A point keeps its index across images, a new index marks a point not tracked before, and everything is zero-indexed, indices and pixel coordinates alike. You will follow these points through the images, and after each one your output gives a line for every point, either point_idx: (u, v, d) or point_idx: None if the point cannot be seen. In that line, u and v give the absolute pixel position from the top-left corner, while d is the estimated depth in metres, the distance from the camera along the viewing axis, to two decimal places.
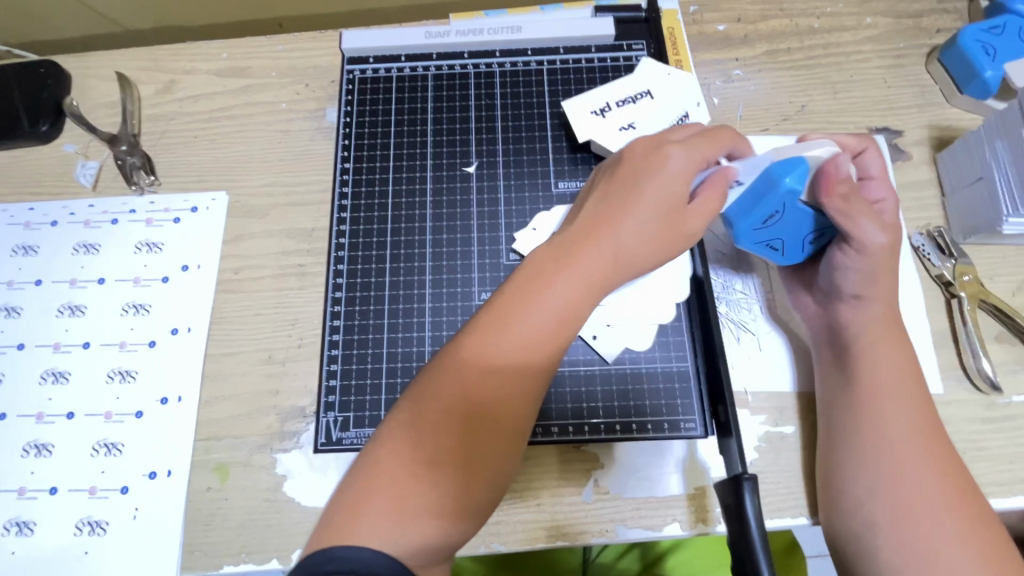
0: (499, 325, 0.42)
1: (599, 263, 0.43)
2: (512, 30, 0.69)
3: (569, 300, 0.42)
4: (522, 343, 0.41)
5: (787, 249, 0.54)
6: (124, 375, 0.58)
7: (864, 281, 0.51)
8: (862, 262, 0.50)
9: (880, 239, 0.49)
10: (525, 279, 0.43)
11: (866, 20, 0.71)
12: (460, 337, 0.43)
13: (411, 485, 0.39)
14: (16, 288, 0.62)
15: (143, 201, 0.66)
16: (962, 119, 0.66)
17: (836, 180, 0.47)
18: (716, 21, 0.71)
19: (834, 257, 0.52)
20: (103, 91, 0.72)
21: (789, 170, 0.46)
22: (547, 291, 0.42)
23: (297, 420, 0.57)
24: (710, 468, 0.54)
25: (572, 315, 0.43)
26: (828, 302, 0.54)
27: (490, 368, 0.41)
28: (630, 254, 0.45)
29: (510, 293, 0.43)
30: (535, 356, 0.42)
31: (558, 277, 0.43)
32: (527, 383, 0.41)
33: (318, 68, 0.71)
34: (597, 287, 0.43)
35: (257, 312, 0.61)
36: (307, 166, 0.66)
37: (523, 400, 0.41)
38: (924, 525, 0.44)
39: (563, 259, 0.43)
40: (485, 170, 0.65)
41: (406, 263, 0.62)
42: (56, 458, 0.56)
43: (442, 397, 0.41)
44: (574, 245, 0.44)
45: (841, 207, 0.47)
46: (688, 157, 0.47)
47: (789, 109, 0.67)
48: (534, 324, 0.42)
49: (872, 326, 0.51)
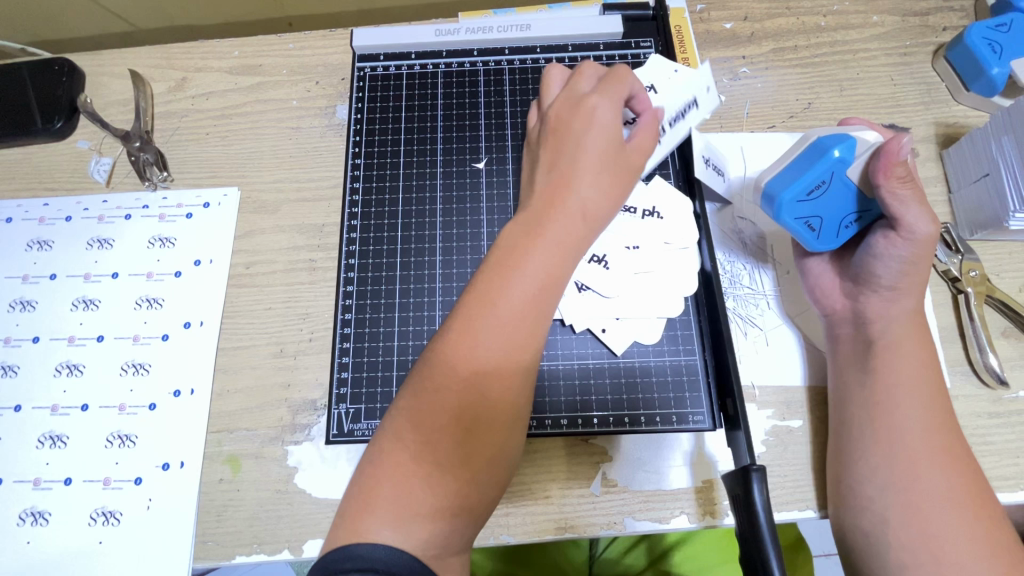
0: (483, 306, 0.41)
1: (566, 224, 0.43)
2: (521, 28, 0.70)
3: (546, 266, 0.42)
4: (507, 320, 0.41)
5: (823, 232, 0.53)
6: (137, 368, 0.59)
7: (903, 273, 0.50)
8: (907, 251, 0.49)
9: (931, 226, 0.48)
10: (501, 259, 0.43)
11: (872, 18, 0.71)
12: (444, 330, 0.42)
13: (415, 482, 0.39)
14: (31, 282, 0.63)
15: (156, 197, 0.66)
16: (969, 116, 0.66)
17: (896, 161, 0.47)
18: (723, 19, 0.72)
19: (876, 243, 0.51)
20: (117, 89, 0.73)
21: (839, 140, 0.49)
22: (524, 262, 0.42)
23: (308, 413, 0.57)
24: (718, 461, 0.55)
25: (553, 282, 0.43)
26: (858, 292, 0.53)
27: (475, 349, 0.41)
28: (595, 208, 0.45)
29: (489, 271, 0.43)
30: (525, 333, 0.41)
31: (531, 247, 0.42)
32: (516, 357, 0.41)
33: (328, 65, 0.71)
34: (572, 248, 0.44)
35: (268, 306, 0.61)
36: (317, 163, 0.67)
37: (513, 374, 0.41)
38: (934, 523, 0.45)
39: (534, 230, 0.43)
40: (494, 165, 0.66)
41: (416, 257, 0.62)
42: (70, 449, 0.57)
43: (436, 389, 0.41)
44: (540, 214, 0.44)
45: (896, 187, 0.48)
46: (606, 106, 0.48)
47: (796, 106, 0.67)
48: (516, 298, 0.41)
49: (898, 323, 0.51)
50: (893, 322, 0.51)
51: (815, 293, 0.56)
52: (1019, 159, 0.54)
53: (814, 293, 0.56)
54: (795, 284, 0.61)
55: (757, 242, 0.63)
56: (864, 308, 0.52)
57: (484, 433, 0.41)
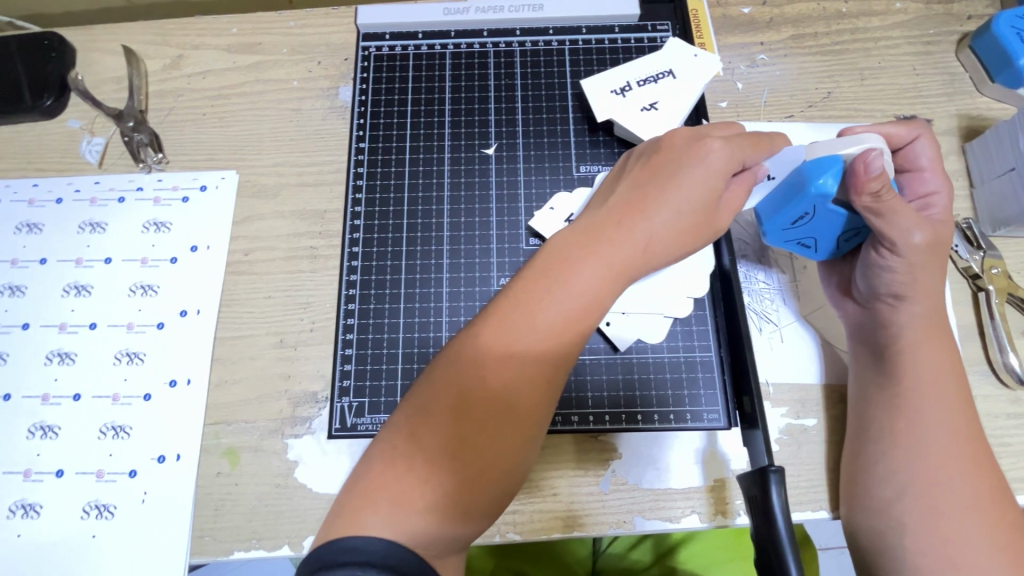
0: (521, 309, 0.40)
1: (624, 248, 0.42)
2: (533, 8, 0.67)
3: (593, 288, 0.41)
4: (541, 331, 0.40)
5: (820, 249, 0.53)
6: (132, 357, 0.57)
7: (902, 283, 0.48)
8: (898, 263, 0.48)
9: (915, 238, 0.46)
10: (544, 265, 0.42)
11: (895, 5, 0.69)
12: (479, 321, 0.41)
13: (423, 480, 0.38)
14: (20, 266, 0.61)
15: (151, 179, 0.64)
16: (992, 109, 0.64)
17: (866, 179, 0.44)
18: (741, 3, 0.69)
19: (870, 256, 0.49)
20: (110, 66, 0.70)
21: (822, 170, 0.46)
22: (573, 277, 0.41)
23: (309, 405, 0.55)
24: (731, 460, 0.53)
25: (594, 305, 0.41)
26: (864, 300, 0.52)
27: (509, 357, 0.39)
28: (661, 246, 0.43)
29: (535, 275, 0.41)
30: (553, 349, 0.40)
31: (582, 262, 0.41)
32: (541, 379, 0.40)
33: (330, 45, 0.69)
34: (622, 275, 0.42)
35: (268, 295, 0.59)
36: (319, 146, 0.64)
37: (533, 388, 0.40)
38: (950, 527, 0.44)
39: (585, 245, 0.42)
40: (503, 152, 0.63)
41: (422, 246, 0.60)
42: (62, 441, 0.55)
43: (458, 385, 0.39)
44: (601, 231, 0.43)
45: (871, 205, 0.45)
46: (726, 154, 0.45)
47: (815, 95, 0.65)
48: (556, 312, 0.40)
49: (917, 326, 0.49)
50: (905, 328, 0.49)
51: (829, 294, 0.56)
52: None
53: (830, 296, 0.56)
54: (812, 280, 0.59)
55: None
56: (873, 315, 0.51)
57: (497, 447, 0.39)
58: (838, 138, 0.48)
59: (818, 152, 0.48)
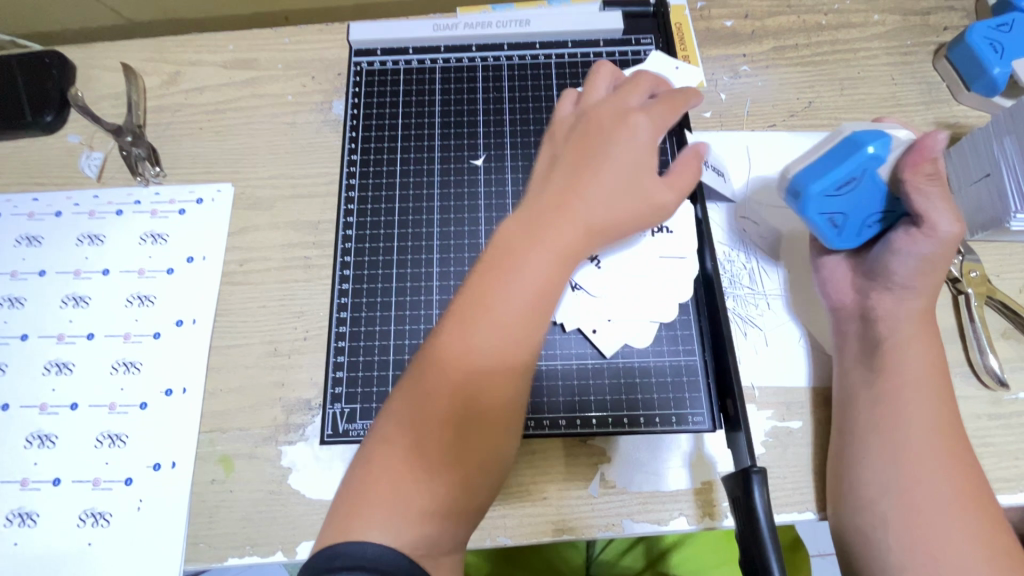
0: (478, 304, 0.41)
1: (571, 228, 0.43)
2: (520, 24, 0.69)
3: (546, 270, 0.42)
4: (501, 324, 0.41)
5: (845, 229, 0.52)
6: (128, 367, 0.58)
7: (919, 271, 0.50)
8: (927, 249, 0.48)
9: (953, 226, 0.47)
10: (494, 259, 0.42)
11: (873, 17, 0.71)
12: (442, 323, 0.42)
13: (421, 486, 0.38)
14: (20, 278, 0.62)
15: (148, 192, 0.65)
16: (969, 116, 0.66)
17: (927, 157, 0.46)
18: (724, 17, 0.71)
19: (896, 239, 0.50)
20: (109, 83, 0.71)
21: (874, 137, 0.47)
22: (525, 265, 0.41)
23: (302, 413, 0.56)
24: (717, 462, 0.54)
25: (549, 288, 0.42)
26: (870, 289, 0.52)
27: (472, 354, 0.40)
28: (610, 219, 0.45)
29: (489, 271, 0.42)
30: (514, 336, 0.41)
31: (532, 249, 0.42)
32: (502, 366, 0.40)
33: (324, 60, 0.70)
34: (574, 254, 0.43)
35: (262, 304, 0.60)
36: (313, 158, 0.66)
37: (504, 375, 0.41)
38: (933, 522, 0.45)
39: (530, 233, 0.43)
40: (492, 162, 0.65)
41: (413, 255, 0.61)
42: (59, 450, 0.56)
43: (431, 387, 0.40)
44: (543, 216, 0.43)
45: (924, 183, 0.46)
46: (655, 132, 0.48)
47: (796, 105, 0.67)
48: (512, 301, 0.41)
49: (907, 322, 0.51)
50: (899, 321, 0.51)
51: (826, 287, 0.56)
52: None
53: (824, 287, 0.57)
54: (796, 285, 0.60)
55: (759, 243, 0.62)
56: (872, 304, 0.52)
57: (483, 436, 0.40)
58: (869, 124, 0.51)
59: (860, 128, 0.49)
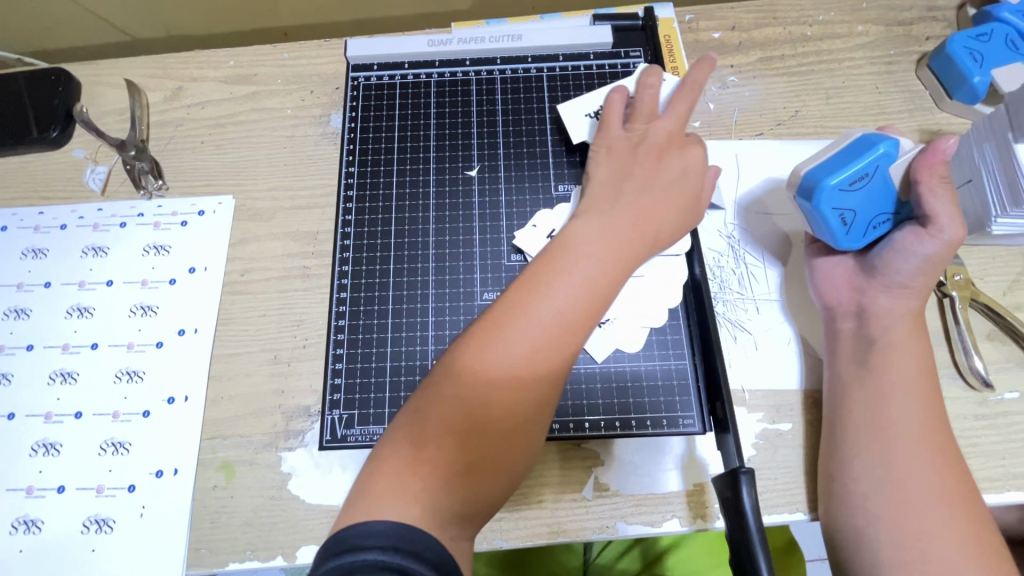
0: (523, 314, 0.42)
1: (613, 246, 0.45)
2: (513, 38, 0.71)
3: (591, 287, 0.43)
4: (543, 336, 0.42)
5: (853, 230, 0.54)
6: (132, 376, 0.59)
7: (921, 271, 0.51)
8: (931, 249, 0.51)
9: (958, 229, 0.50)
10: (527, 280, 0.44)
11: (857, 28, 0.72)
12: (481, 326, 0.43)
13: (431, 497, 0.38)
14: (26, 290, 0.63)
15: (151, 205, 0.67)
16: (952, 123, 0.67)
17: (940, 158, 0.50)
18: (711, 29, 0.73)
19: (902, 239, 0.52)
20: (112, 99, 0.73)
21: (886, 139, 0.52)
22: (571, 277, 0.43)
23: (302, 419, 0.57)
24: (708, 465, 0.55)
25: (592, 304, 0.43)
26: (869, 288, 0.54)
27: (514, 360, 0.41)
28: (644, 240, 0.47)
29: (533, 281, 0.43)
30: (543, 361, 0.41)
31: (578, 263, 0.44)
32: (540, 378, 0.42)
33: (323, 75, 0.72)
34: (616, 273, 0.45)
35: (262, 313, 0.62)
36: (312, 171, 0.68)
37: (528, 399, 0.41)
38: (922, 521, 0.46)
39: (579, 247, 0.45)
40: (486, 173, 0.66)
41: (409, 263, 0.63)
42: (64, 458, 0.57)
43: (467, 389, 0.41)
44: (590, 234, 0.46)
45: (935, 183, 0.50)
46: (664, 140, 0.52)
47: (783, 114, 0.69)
48: (557, 315, 0.42)
49: (898, 325, 0.52)
50: (894, 322, 0.52)
51: (820, 288, 0.57)
52: (1004, 167, 0.55)
53: (820, 287, 0.57)
54: (784, 289, 0.62)
55: (748, 249, 0.63)
56: (871, 303, 0.53)
57: (500, 456, 0.41)
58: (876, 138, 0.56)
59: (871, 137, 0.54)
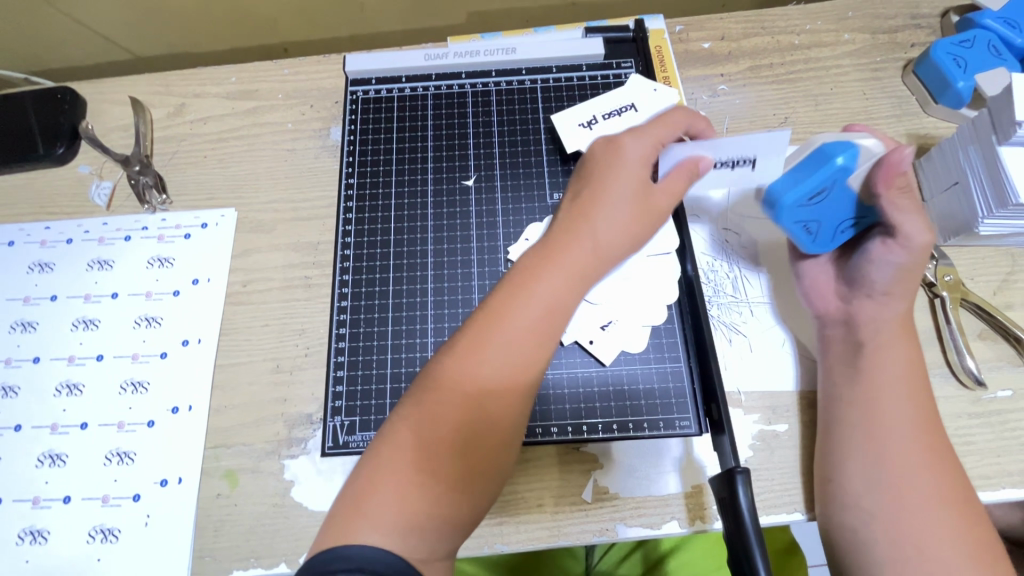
0: (492, 325, 0.44)
1: (579, 254, 0.47)
2: (507, 52, 0.73)
3: (556, 294, 0.45)
4: (511, 342, 0.44)
5: (819, 236, 0.56)
6: (136, 386, 0.60)
7: (898, 278, 0.52)
8: (903, 258, 0.51)
9: (926, 236, 0.50)
10: (497, 295, 0.46)
11: (844, 36, 0.74)
12: (454, 340, 0.45)
13: (426, 514, 0.40)
14: (32, 304, 0.65)
15: (155, 219, 0.68)
16: (939, 127, 0.69)
17: (896, 172, 0.48)
18: (701, 39, 0.75)
19: (874, 248, 0.53)
20: (117, 116, 0.75)
21: (843, 149, 0.49)
22: (536, 287, 0.45)
23: (304, 427, 0.58)
24: (706, 466, 0.56)
25: (558, 311, 0.45)
26: (853, 296, 0.55)
27: (485, 368, 0.43)
28: (611, 247, 0.48)
29: (501, 294, 0.46)
30: (513, 369, 0.44)
31: (543, 272, 0.46)
32: (512, 383, 0.43)
33: (322, 90, 0.74)
34: (582, 280, 0.47)
35: (265, 323, 0.63)
36: (312, 183, 0.69)
37: (510, 411, 0.43)
38: (916, 520, 0.46)
39: (546, 259, 0.47)
40: (482, 183, 0.68)
41: (408, 272, 0.64)
42: (70, 468, 0.57)
43: (440, 402, 0.43)
44: (557, 243, 0.48)
45: (896, 196, 0.49)
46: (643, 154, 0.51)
47: (773, 120, 0.70)
48: (525, 322, 0.44)
49: (887, 329, 0.53)
50: (881, 326, 0.53)
51: (808, 295, 0.59)
52: (987, 168, 0.56)
53: (808, 295, 0.59)
54: (779, 291, 0.62)
55: (741, 253, 0.64)
56: (857, 311, 0.54)
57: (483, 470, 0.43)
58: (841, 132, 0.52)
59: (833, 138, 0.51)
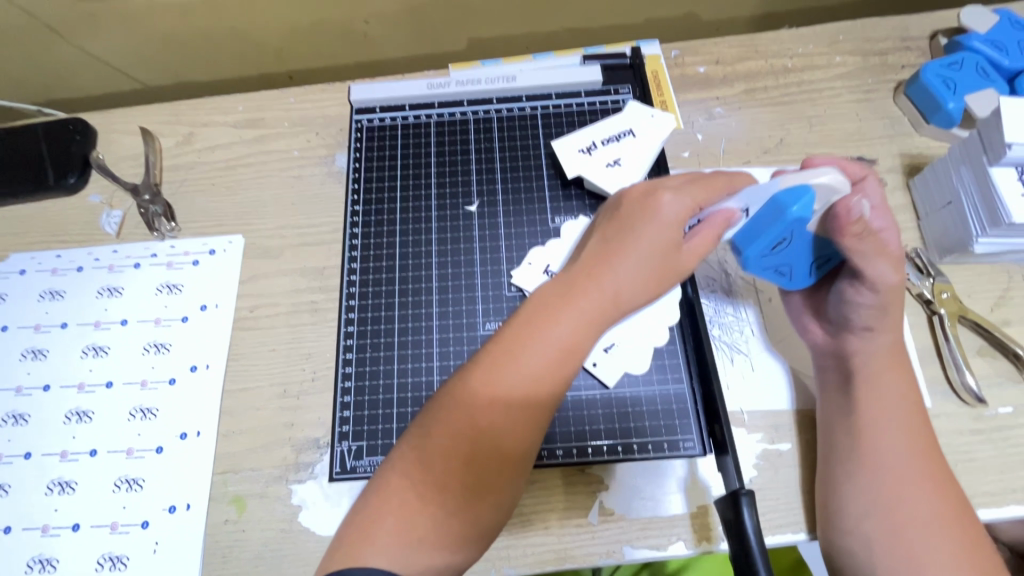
0: (505, 359, 0.43)
1: (596, 299, 0.45)
2: (507, 79, 0.75)
3: (571, 335, 0.44)
4: (524, 378, 0.43)
5: (795, 275, 0.56)
6: (144, 413, 0.61)
7: (875, 316, 0.52)
8: (873, 300, 0.52)
9: (891, 277, 0.51)
10: (515, 324, 0.45)
11: (835, 59, 0.76)
12: (470, 366, 0.45)
13: (431, 539, 0.41)
14: (43, 331, 0.66)
15: (164, 246, 0.70)
16: (931, 147, 0.70)
17: (848, 221, 0.48)
18: (697, 63, 0.77)
19: (845, 290, 0.54)
20: (127, 145, 0.77)
21: (796, 198, 0.47)
22: (552, 326, 0.44)
23: (311, 451, 0.59)
24: (711, 486, 0.56)
25: (571, 352, 0.44)
26: (835, 332, 0.56)
27: (498, 401, 0.43)
28: (630, 292, 0.47)
29: (517, 326, 0.45)
30: (526, 406, 0.43)
31: (561, 311, 0.45)
32: (521, 420, 0.43)
33: (327, 117, 0.76)
34: (597, 322, 0.45)
35: (272, 348, 0.64)
36: (318, 209, 0.70)
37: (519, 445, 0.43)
38: (913, 545, 0.47)
39: (565, 295, 0.46)
40: (485, 209, 0.69)
41: (413, 296, 0.65)
42: (79, 495, 0.58)
43: (451, 431, 0.43)
44: (577, 280, 0.47)
45: (854, 243, 0.49)
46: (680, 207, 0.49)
47: (769, 142, 0.72)
48: (538, 360, 0.43)
49: (878, 358, 0.53)
50: (869, 358, 0.54)
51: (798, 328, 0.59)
52: (981, 188, 0.57)
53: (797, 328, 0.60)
54: (777, 312, 0.63)
55: (738, 276, 0.65)
56: (840, 345, 0.55)
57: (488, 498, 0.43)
58: (798, 171, 0.49)
59: (787, 181, 0.48)
